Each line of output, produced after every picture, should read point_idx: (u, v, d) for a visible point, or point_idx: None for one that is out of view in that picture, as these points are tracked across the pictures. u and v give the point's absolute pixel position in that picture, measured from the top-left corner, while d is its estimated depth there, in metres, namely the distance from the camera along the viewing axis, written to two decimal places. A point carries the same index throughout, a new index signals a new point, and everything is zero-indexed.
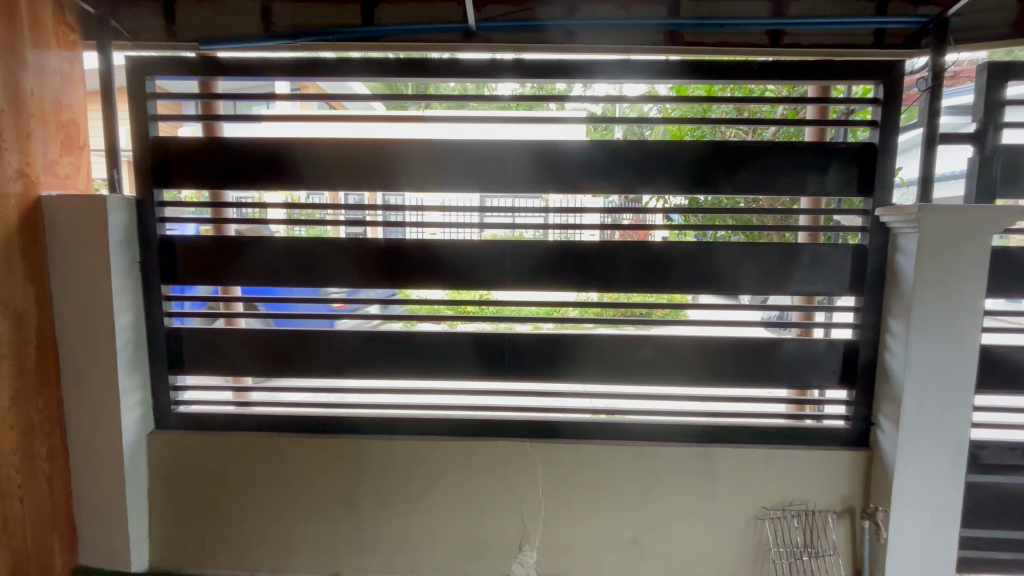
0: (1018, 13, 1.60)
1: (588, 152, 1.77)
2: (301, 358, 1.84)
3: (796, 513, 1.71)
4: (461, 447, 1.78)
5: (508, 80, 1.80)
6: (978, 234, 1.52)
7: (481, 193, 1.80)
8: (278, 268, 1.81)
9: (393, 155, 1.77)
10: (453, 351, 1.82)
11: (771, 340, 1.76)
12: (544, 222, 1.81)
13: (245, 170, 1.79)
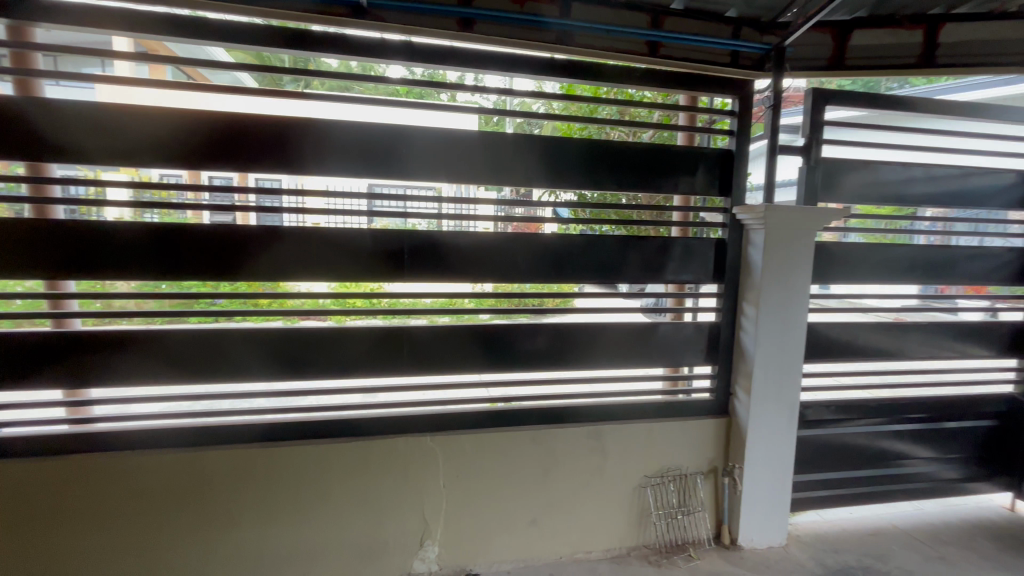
0: (832, 49, 1.94)
1: (482, 144, 1.77)
2: (181, 361, 1.61)
3: (672, 479, 1.92)
4: (356, 448, 1.69)
5: (396, 63, 1.73)
6: (807, 231, 1.84)
7: (369, 180, 1.71)
8: (151, 260, 1.56)
9: (269, 133, 1.60)
10: (344, 347, 1.72)
11: (648, 324, 1.94)
12: (437, 214, 1.77)
13: (104, 142, 1.49)
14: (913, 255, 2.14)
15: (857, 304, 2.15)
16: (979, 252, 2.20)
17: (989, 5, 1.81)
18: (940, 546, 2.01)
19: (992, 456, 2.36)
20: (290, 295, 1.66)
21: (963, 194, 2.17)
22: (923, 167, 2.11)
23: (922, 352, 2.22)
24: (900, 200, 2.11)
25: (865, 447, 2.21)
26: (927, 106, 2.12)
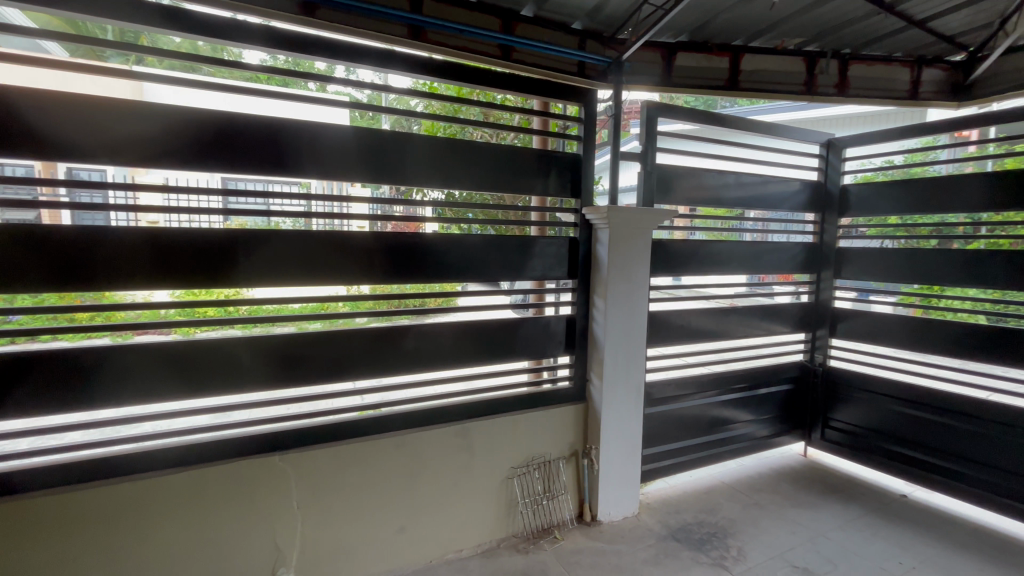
0: (662, 67, 2.17)
1: (350, 138, 1.68)
2: (82, 381, 1.39)
3: (537, 466, 2.01)
4: (196, 477, 1.48)
5: (254, 48, 1.55)
6: (644, 229, 2.05)
7: (222, 174, 1.51)
8: (149, 267, 1.43)
9: (82, 115, 1.32)
10: (187, 362, 1.49)
11: (515, 319, 2.01)
12: (306, 211, 1.65)
13: (108, 134, 1.35)
14: (729, 250, 2.50)
15: (688, 293, 2.45)
16: (777, 247, 2.65)
17: (775, 42, 2.23)
18: (755, 494, 2.38)
19: (790, 414, 2.87)
20: (119, 307, 1.40)
21: (765, 198, 2.58)
22: (734, 175, 2.47)
23: (740, 331, 2.60)
24: (718, 203, 2.45)
25: (700, 418, 2.53)
26: (736, 123, 2.48)
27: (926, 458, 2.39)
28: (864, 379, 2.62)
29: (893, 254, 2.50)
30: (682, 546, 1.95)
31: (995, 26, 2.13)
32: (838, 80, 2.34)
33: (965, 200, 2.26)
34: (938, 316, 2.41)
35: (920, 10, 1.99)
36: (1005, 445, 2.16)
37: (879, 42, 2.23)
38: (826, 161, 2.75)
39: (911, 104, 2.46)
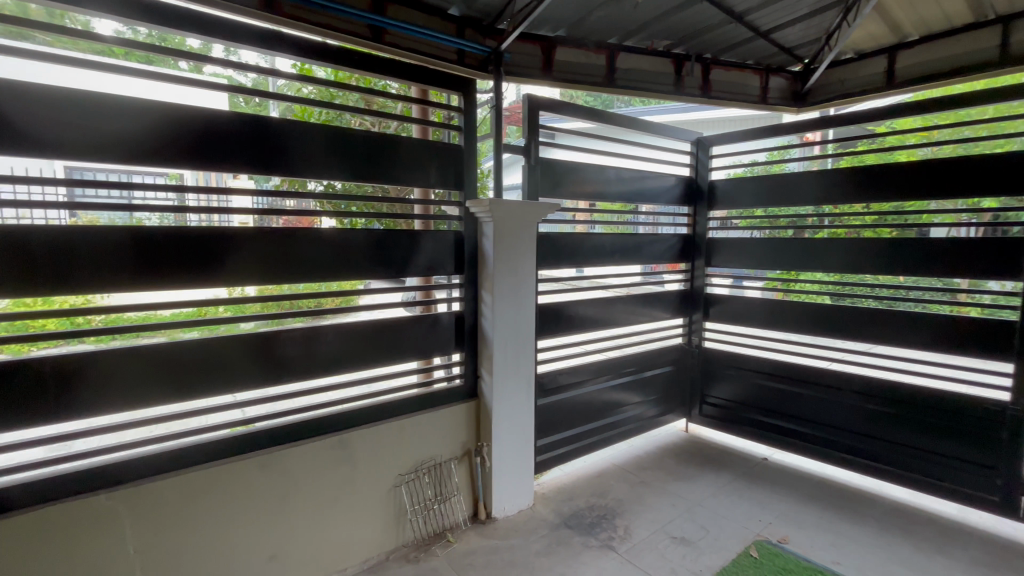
0: (542, 60, 2.18)
1: (227, 123, 1.49)
2: (65, 393, 1.31)
3: (426, 471, 1.93)
4: (27, 523, 1.24)
5: (103, 17, 1.31)
6: (527, 223, 2.05)
7: (64, 162, 1.28)
8: (131, 263, 1.37)
9: None
10: (126, 373, 1.39)
11: (402, 319, 1.91)
12: (178, 205, 1.45)
13: (115, 130, 1.32)
14: (612, 242, 2.60)
15: (577, 284, 2.50)
16: (656, 238, 2.82)
17: (645, 43, 2.34)
18: (642, 473, 2.52)
19: (673, 394, 3.08)
20: None
21: (645, 192, 2.73)
22: (615, 170, 2.56)
23: (625, 318, 2.72)
24: (601, 197, 2.53)
25: (592, 405, 2.61)
26: (614, 119, 2.58)
27: (784, 424, 2.70)
28: (734, 357, 2.89)
29: (758, 243, 2.75)
30: (574, 533, 1.99)
31: (823, 42, 2.43)
32: (701, 82, 2.53)
33: (808, 194, 2.56)
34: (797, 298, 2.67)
35: (765, 23, 2.21)
36: (841, 407, 2.50)
37: (734, 49, 2.44)
38: (696, 158, 2.96)
39: (763, 107, 2.73)
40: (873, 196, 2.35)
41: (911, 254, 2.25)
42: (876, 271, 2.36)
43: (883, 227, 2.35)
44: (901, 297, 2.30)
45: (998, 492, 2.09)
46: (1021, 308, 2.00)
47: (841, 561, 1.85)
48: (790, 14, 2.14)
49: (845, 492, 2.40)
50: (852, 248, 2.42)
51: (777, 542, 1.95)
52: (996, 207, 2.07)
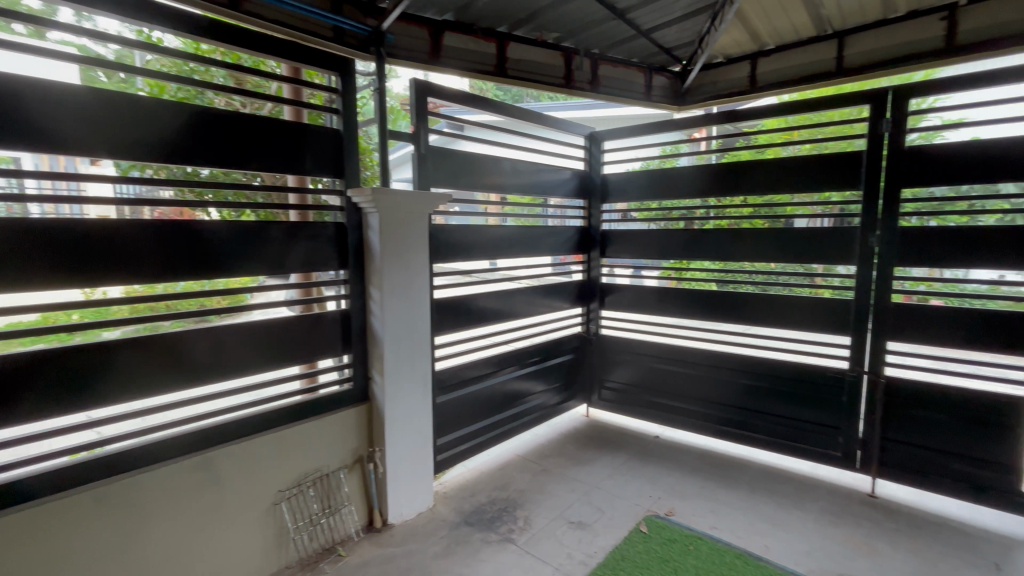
0: (429, 44, 2.09)
1: (78, 100, 1.30)
2: (79, 385, 1.34)
3: (311, 483, 1.78)
4: None
5: None
6: (417, 214, 1.96)
7: None
8: (150, 256, 1.43)
9: None
10: (144, 362, 1.44)
11: (281, 320, 1.73)
12: (14, 193, 1.22)
13: (131, 127, 1.38)
14: (510, 234, 2.60)
15: (475, 276, 2.45)
16: (553, 231, 2.87)
17: (535, 33, 2.34)
18: (544, 462, 2.56)
19: (575, 381, 3.17)
20: None
21: (540, 185, 2.75)
22: (510, 161, 2.55)
23: (527, 310, 2.73)
24: (496, 188, 2.49)
25: (495, 398, 2.59)
26: (510, 110, 2.56)
27: (674, 403, 2.90)
28: (630, 343, 3.04)
29: (651, 235, 2.88)
30: (473, 530, 1.96)
31: (697, 44, 2.61)
32: (590, 77, 2.59)
33: (690, 187, 2.73)
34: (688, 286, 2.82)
35: (645, 22, 2.31)
36: (721, 383, 2.73)
37: (619, 46, 2.53)
38: (590, 152, 3.06)
39: (647, 103, 2.87)
40: (744, 190, 2.57)
41: (776, 242, 2.49)
42: (750, 258, 2.57)
43: (758, 218, 2.53)
44: (772, 281, 2.52)
45: (841, 448, 2.41)
46: (857, 288, 2.30)
47: (718, 525, 2.01)
48: (667, 15, 2.25)
49: (723, 461, 2.63)
50: (727, 238, 2.63)
51: (664, 515, 2.08)
52: (843, 200, 2.32)
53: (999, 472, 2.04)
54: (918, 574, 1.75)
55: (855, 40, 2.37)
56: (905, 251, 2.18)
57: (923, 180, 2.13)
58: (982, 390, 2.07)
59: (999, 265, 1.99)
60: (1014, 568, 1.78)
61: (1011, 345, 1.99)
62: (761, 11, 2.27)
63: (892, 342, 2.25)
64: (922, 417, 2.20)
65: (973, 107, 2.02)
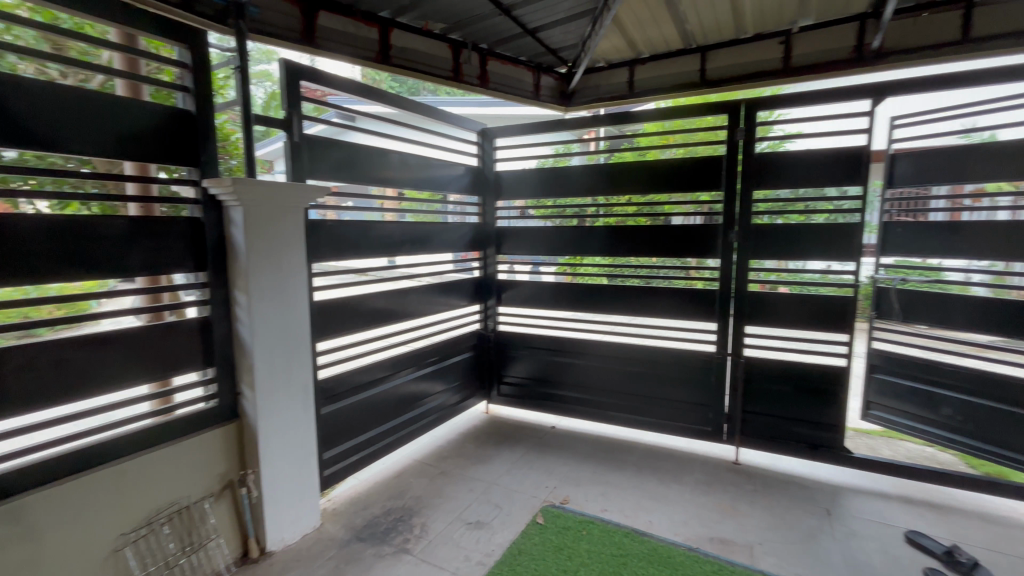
0: (301, 22, 1.90)
1: None
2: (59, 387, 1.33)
3: (167, 519, 1.54)
4: None
5: None
6: (289, 209, 1.78)
7: None
8: (112, 248, 1.43)
9: None
10: (110, 356, 1.44)
11: (121, 333, 1.46)
12: None
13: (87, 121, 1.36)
14: (402, 230, 2.48)
15: (363, 275, 2.30)
16: (448, 227, 2.80)
17: (420, 22, 2.26)
18: (442, 465, 2.50)
19: (474, 379, 3.14)
20: None
21: (432, 180, 2.66)
22: (398, 154, 2.42)
23: (422, 309, 2.63)
24: (384, 182, 2.36)
25: (390, 404, 2.47)
26: (400, 102, 2.42)
27: (569, 393, 3.01)
28: (526, 337, 3.09)
29: (545, 232, 2.95)
30: (365, 546, 1.85)
31: (579, 48, 2.72)
32: (478, 72, 2.57)
33: (579, 186, 2.84)
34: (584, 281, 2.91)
35: (530, 20, 2.34)
36: (611, 371, 2.89)
37: (506, 43, 2.54)
38: (482, 148, 3.04)
39: (536, 102, 2.94)
40: (627, 189, 2.73)
41: (655, 238, 2.69)
42: (634, 253, 2.75)
43: (641, 215, 2.71)
44: (654, 275, 2.71)
45: (711, 423, 2.67)
46: (721, 278, 2.56)
47: (608, 508, 2.12)
48: (551, 16, 2.30)
49: (613, 445, 2.79)
50: (613, 234, 2.78)
51: (560, 504, 2.14)
52: (710, 200, 2.56)
53: (830, 432, 2.41)
54: (772, 528, 2.00)
55: (715, 56, 2.65)
56: (757, 245, 2.48)
57: (771, 184, 2.43)
58: (816, 363, 2.43)
59: (827, 256, 2.35)
60: (840, 512, 2.12)
61: (837, 324, 2.36)
62: (636, 21, 2.42)
63: (749, 325, 2.54)
64: (773, 390, 2.53)
65: (807, 122, 2.32)
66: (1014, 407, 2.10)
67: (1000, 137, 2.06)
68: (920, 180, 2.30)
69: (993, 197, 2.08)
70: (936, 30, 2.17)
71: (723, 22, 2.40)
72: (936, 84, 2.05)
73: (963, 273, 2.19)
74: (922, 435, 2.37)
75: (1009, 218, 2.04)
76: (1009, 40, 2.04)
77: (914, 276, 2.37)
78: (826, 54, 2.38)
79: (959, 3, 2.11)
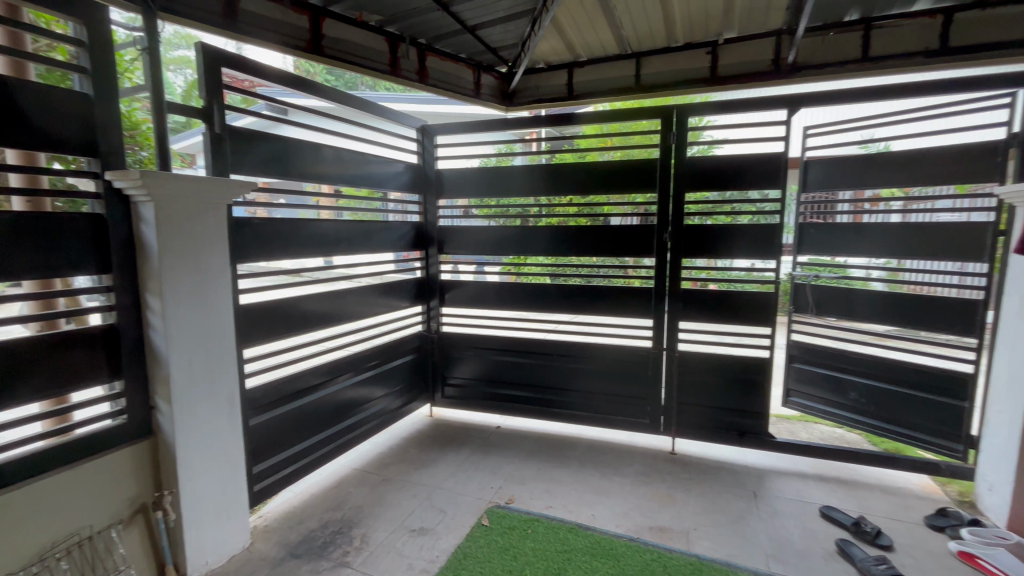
0: (222, 3, 1.76)
1: None
2: None
3: (65, 553, 1.36)
4: None
5: None
6: (209, 205, 1.64)
7: None
8: (12, 256, 1.28)
9: None
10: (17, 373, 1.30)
11: (6, 345, 1.27)
12: None
13: None
14: (338, 229, 2.37)
15: (296, 276, 2.18)
16: (388, 226, 2.71)
17: (354, 12, 2.17)
18: (383, 472, 2.42)
19: (417, 382, 3.07)
20: None
21: (370, 177, 2.56)
22: (333, 149, 2.31)
23: (362, 311, 2.53)
24: (318, 178, 2.24)
25: (328, 411, 2.35)
26: (335, 94, 2.31)
27: (514, 392, 3.02)
28: (470, 338, 3.07)
29: (489, 231, 2.93)
30: (301, 563, 1.75)
31: (519, 48, 2.73)
32: (418, 68, 2.51)
33: (521, 186, 2.85)
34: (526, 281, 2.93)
35: (470, 17, 2.31)
36: (554, 369, 2.93)
37: (446, 39, 2.50)
38: (422, 146, 2.97)
39: (476, 101, 2.91)
40: (567, 190, 2.78)
41: (595, 238, 2.76)
42: (575, 253, 2.80)
43: (581, 216, 2.77)
44: (594, 274, 2.78)
45: (649, 415, 2.78)
46: (656, 277, 2.67)
47: (552, 504, 2.14)
48: (491, 14, 2.29)
49: (557, 442, 2.82)
50: (555, 234, 2.82)
51: (505, 504, 2.13)
52: (646, 202, 2.66)
53: (755, 419, 2.58)
54: (705, 513, 2.11)
55: (649, 62, 2.76)
56: (689, 245, 2.60)
57: (701, 186, 2.56)
58: (743, 355, 2.59)
59: (751, 255, 2.51)
60: (765, 493, 2.27)
61: (760, 318, 2.53)
62: (574, 24, 2.46)
63: (683, 321, 2.67)
64: (705, 382, 2.67)
65: (732, 129, 2.48)
66: (907, 389, 2.35)
67: (893, 148, 2.32)
68: (829, 186, 2.50)
69: (888, 202, 2.32)
70: (841, 49, 2.39)
71: (656, 30, 2.50)
72: (842, 98, 2.25)
73: (864, 270, 2.43)
74: (834, 418, 2.59)
75: (902, 220, 2.29)
76: (901, 61, 2.29)
77: (825, 273, 2.58)
78: (749, 65, 2.55)
79: (860, 25, 2.34)
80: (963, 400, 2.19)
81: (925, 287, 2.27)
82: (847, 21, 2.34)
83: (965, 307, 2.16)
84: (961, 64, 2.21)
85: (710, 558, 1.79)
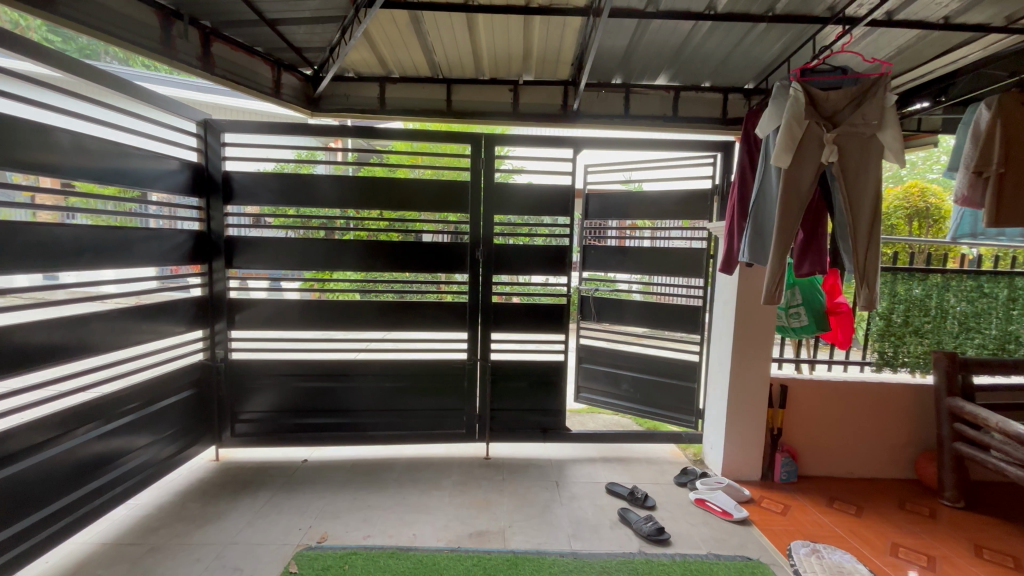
0: None
1: None
2: None
3: None
4: None
5: None
6: None
7: None
8: None
9: None
10: None
11: None
12: None
13: None
14: (76, 236, 1.84)
15: (9, 297, 1.61)
16: (154, 234, 2.22)
17: None
18: (150, 540, 1.94)
19: (198, 420, 2.57)
20: None
21: (128, 173, 2.07)
22: (70, 134, 1.80)
23: (116, 341, 2.01)
24: (43, 169, 1.71)
25: (64, 475, 1.78)
26: (74, 67, 1.81)
27: (322, 420, 2.78)
28: (268, 364, 2.72)
29: (291, 244, 2.65)
30: None
31: (327, 53, 2.59)
32: (200, 53, 2.16)
33: (326, 195, 2.67)
34: (332, 297, 2.74)
35: (269, 10, 2.11)
36: (368, 389, 2.80)
37: (237, 27, 2.22)
38: (205, 142, 2.54)
39: (278, 101, 2.64)
40: (380, 204, 2.71)
41: (408, 253, 2.75)
42: (389, 268, 2.74)
43: (393, 231, 2.73)
44: (408, 288, 2.77)
45: (465, 425, 2.89)
46: (469, 291, 2.81)
47: (370, 533, 2.04)
48: (295, 12, 2.13)
49: (372, 467, 2.70)
50: (367, 249, 2.71)
51: (316, 544, 1.94)
52: (456, 220, 2.78)
53: (555, 416, 2.92)
54: (517, 509, 2.28)
55: (459, 90, 2.93)
56: (497, 262, 2.82)
57: (503, 209, 2.79)
58: (544, 360, 2.91)
59: (546, 272, 2.85)
60: (565, 481, 2.58)
61: (556, 326, 2.89)
62: (386, 40, 2.46)
63: (494, 332, 2.86)
64: (513, 387, 2.91)
65: (530, 161, 2.80)
66: (660, 377, 2.98)
67: (645, 188, 2.95)
68: (604, 215, 3.02)
69: (641, 231, 2.92)
70: (610, 104, 2.95)
71: (465, 60, 2.66)
72: (612, 143, 2.77)
73: (629, 283, 3.02)
74: (613, 407, 3.10)
75: (651, 245, 2.91)
76: (649, 121, 2.95)
77: (602, 287, 3.09)
78: (543, 106, 2.93)
79: (622, 88, 2.93)
80: (694, 382, 2.89)
81: (666, 296, 2.94)
82: (613, 83, 2.90)
83: (693, 311, 2.85)
84: (684, 129, 3.00)
85: (523, 550, 1.94)
